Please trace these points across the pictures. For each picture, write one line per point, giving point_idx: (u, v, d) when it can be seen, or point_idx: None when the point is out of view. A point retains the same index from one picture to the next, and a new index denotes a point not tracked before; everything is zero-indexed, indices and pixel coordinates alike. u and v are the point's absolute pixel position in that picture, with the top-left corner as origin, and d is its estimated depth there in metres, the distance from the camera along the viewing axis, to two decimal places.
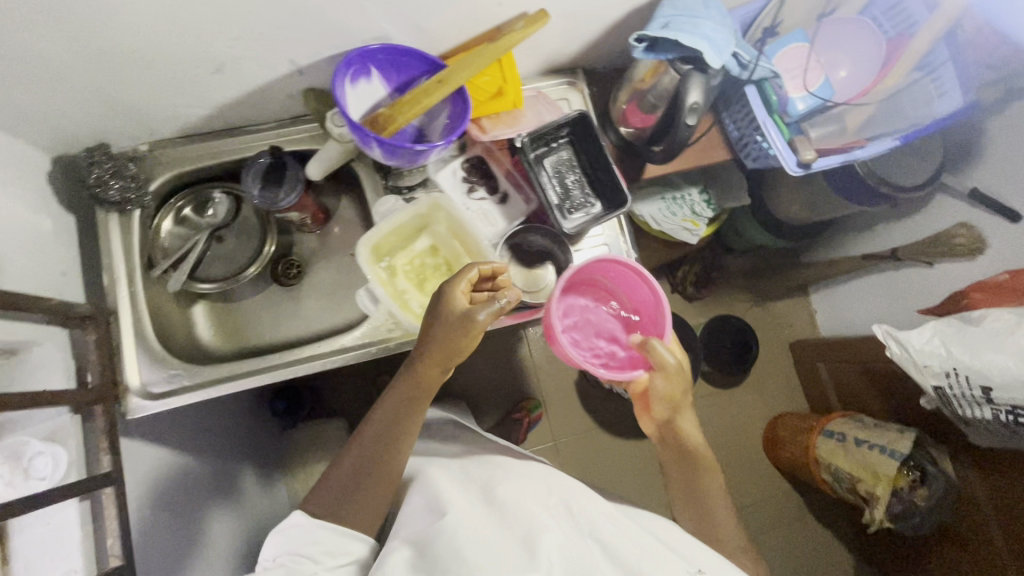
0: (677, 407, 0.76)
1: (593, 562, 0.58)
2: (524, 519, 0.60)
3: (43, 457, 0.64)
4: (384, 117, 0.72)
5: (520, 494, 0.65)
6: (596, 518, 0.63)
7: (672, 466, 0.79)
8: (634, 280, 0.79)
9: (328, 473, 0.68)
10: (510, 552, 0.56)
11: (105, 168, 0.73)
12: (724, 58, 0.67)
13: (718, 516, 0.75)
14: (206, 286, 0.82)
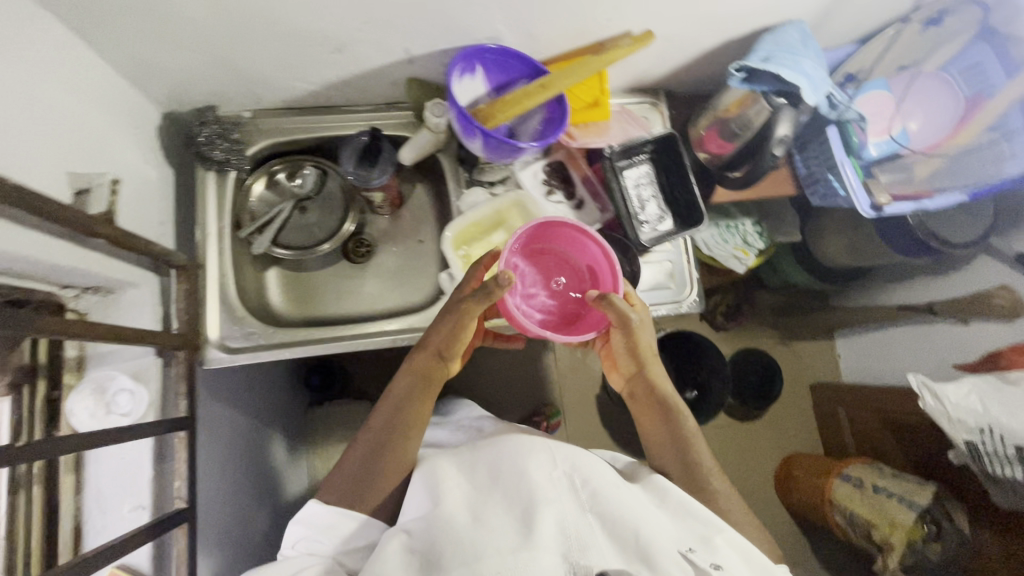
0: (643, 355, 0.76)
1: (595, 539, 0.58)
2: (518, 493, 0.60)
3: (126, 395, 0.68)
4: (485, 112, 0.76)
5: (508, 464, 0.63)
6: (603, 487, 0.61)
7: (645, 417, 0.76)
8: (579, 239, 0.80)
9: (339, 464, 0.69)
10: (499, 535, 0.56)
11: (214, 130, 0.78)
12: (819, 96, 0.71)
13: (700, 459, 0.71)
14: (282, 251, 0.84)
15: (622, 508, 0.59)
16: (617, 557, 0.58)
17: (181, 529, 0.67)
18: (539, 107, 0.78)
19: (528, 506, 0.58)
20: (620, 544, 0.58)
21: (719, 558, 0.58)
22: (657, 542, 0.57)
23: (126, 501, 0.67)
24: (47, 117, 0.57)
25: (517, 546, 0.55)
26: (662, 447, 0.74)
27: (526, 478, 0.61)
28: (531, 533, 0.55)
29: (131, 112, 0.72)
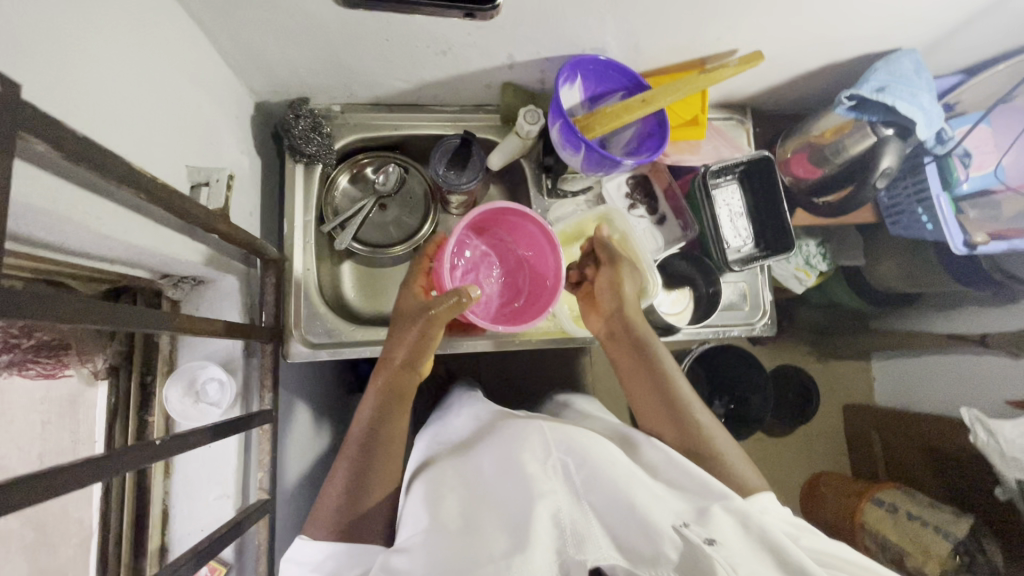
0: (625, 298, 0.77)
1: (590, 528, 0.56)
2: (513, 500, 0.58)
3: (216, 384, 0.68)
4: (582, 124, 0.75)
5: (497, 469, 0.63)
6: (598, 466, 0.60)
7: (627, 356, 0.76)
8: (519, 221, 0.82)
9: (322, 502, 0.65)
10: (491, 542, 0.54)
11: (308, 123, 0.77)
12: (931, 131, 0.70)
13: (684, 398, 0.71)
14: (359, 248, 0.84)
15: (617, 483, 0.58)
16: (612, 547, 0.55)
17: (263, 521, 0.69)
18: (635, 122, 0.77)
19: (521, 505, 0.57)
20: (614, 530, 0.56)
21: (715, 530, 0.54)
22: (652, 515, 0.55)
23: (211, 491, 0.67)
24: (171, 108, 0.57)
25: (507, 548, 0.53)
26: (646, 392, 0.73)
27: (518, 470, 0.61)
28: (524, 538, 0.53)
29: (231, 102, 0.72)
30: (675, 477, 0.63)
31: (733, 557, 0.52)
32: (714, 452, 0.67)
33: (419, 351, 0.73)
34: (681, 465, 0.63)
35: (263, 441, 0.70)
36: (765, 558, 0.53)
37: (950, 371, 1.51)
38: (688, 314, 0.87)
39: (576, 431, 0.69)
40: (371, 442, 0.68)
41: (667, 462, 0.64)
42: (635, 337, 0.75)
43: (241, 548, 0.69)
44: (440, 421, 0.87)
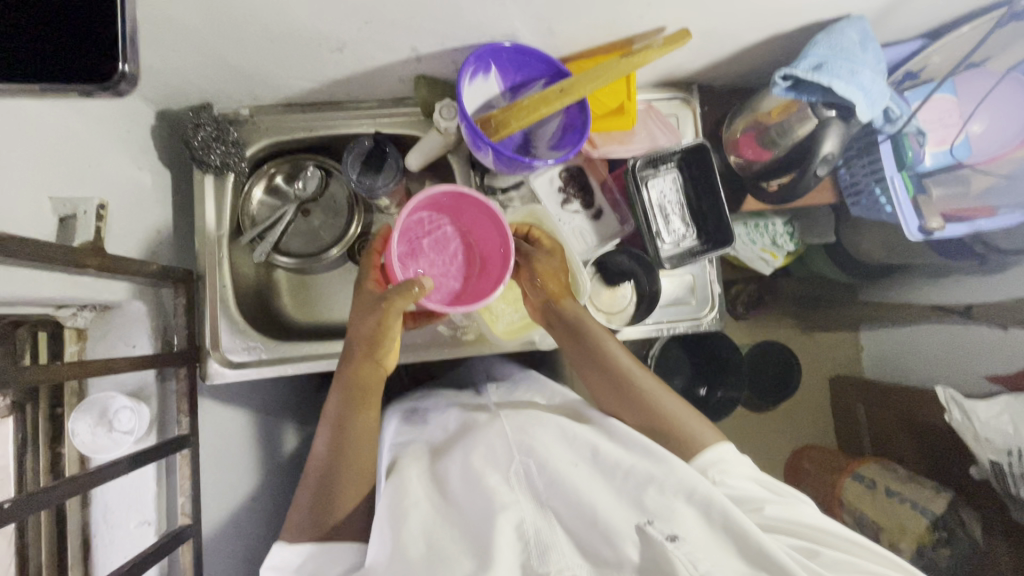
0: (553, 286, 0.76)
1: (554, 537, 0.52)
2: (475, 512, 0.53)
3: (128, 412, 0.66)
4: (496, 120, 0.69)
5: (460, 474, 0.58)
6: (559, 471, 0.56)
7: (568, 347, 0.75)
8: (457, 206, 0.73)
9: (297, 503, 0.64)
10: (456, 568, 0.49)
11: (210, 132, 0.72)
12: (875, 112, 0.64)
13: (625, 373, 0.71)
14: (284, 260, 0.81)
15: (579, 490, 0.54)
16: (580, 555, 0.51)
17: (187, 545, 0.68)
18: (558, 112, 0.71)
19: (482, 522, 0.52)
20: (579, 535, 0.52)
21: (678, 525, 0.51)
22: (614, 521, 0.51)
23: (131, 517, 0.68)
24: (23, 139, 0.53)
25: (473, 573, 0.48)
26: (593, 375, 0.72)
27: (481, 483, 0.55)
28: (489, 559, 0.48)
29: (121, 116, 0.68)
30: (638, 459, 0.58)
31: (696, 550, 0.49)
32: (666, 416, 0.66)
33: (377, 342, 0.67)
34: (645, 442, 0.59)
35: (183, 466, 0.69)
36: (726, 546, 0.51)
37: (934, 342, 1.45)
38: (626, 312, 0.83)
39: (539, 426, 0.63)
40: (338, 443, 0.65)
41: (631, 442, 0.60)
42: (569, 322, 0.74)
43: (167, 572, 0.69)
44: (413, 413, 0.82)
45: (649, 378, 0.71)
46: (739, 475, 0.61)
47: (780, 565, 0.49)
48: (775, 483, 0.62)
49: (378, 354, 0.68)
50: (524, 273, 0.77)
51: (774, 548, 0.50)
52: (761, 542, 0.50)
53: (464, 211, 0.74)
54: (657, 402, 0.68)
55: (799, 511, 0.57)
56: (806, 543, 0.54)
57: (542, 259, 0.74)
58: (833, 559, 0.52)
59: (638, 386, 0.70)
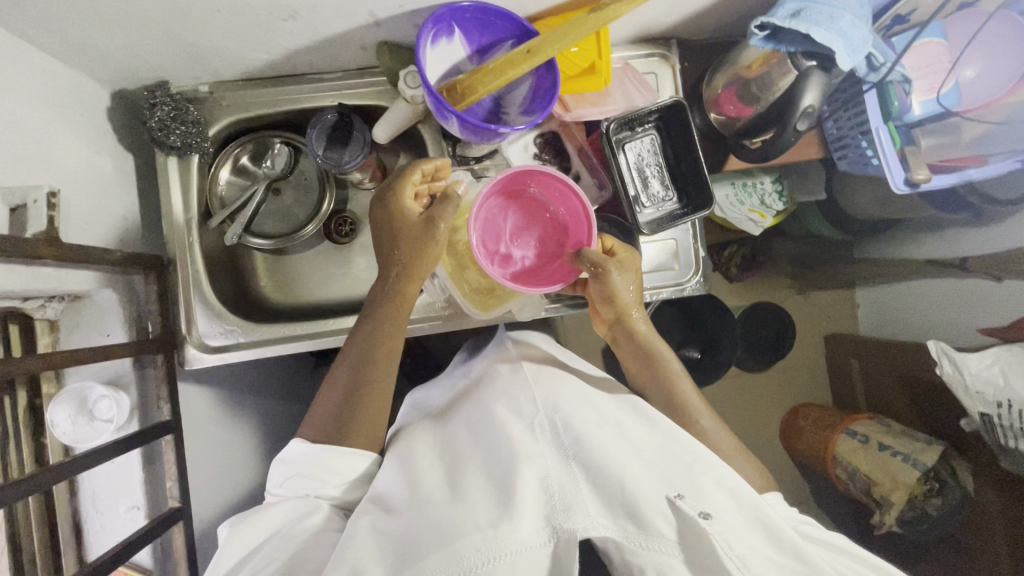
0: (623, 303, 0.73)
1: (578, 495, 0.57)
2: (498, 461, 0.61)
3: (106, 401, 0.67)
4: (462, 86, 0.66)
5: (481, 431, 0.67)
6: (586, 434, 0.62)
7: (630, 362, 0.77)
8: (559, 192, 0.71)
9: (319, 402, 0.68)
10: (477, 510, 0.56)
11: (167, 112, 0.70)
12: (854, 61, 0.60)
13: (691, 411, 0.72)
14: (259, 242, 0.79)
15: (606, 454, 0.59)
16: (603, 513, 0.56)
17: (179, 527, 0.69)
18: (527, 75, 0.68)
19: (507, 471, 0.59)
20: (606, 497, 0.56)
21: (708, 503, 0.55)
22: (643, 493, 0.55)
23: (120, 503, 0.69)
24: None
25: (499, 517, 0.54)
26: (655, 400, 0.75)
27: (505, 434, 0.64)
28: (513, 507, 0.55)
29: (73, 99, 0.65)
30: (663, 441, 0.63)
31: (729, 530, 0.53)
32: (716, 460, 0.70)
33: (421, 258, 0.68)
34: (670, 426, 0.65)
35: (168, 452, 0.70)
36: (755, 529, 0.55)
37: (929, 297, 1.44)
38: None
39: (562, 388, 0.71)
40: (365, 354, 0.68)
41: (654, 420, 0.66)
42: (635, 347, 0.75)
43: (160, 554, 0.70)
44: (428, 384, 0.90)
45: (713, 421, 0.72)
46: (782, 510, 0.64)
47: (796, 548, 0.53)
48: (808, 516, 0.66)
49: (417, 273, 0.69)
50: (594, 288, 0.72)
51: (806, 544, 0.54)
52: (787, 534, 0.54)
53: (566, 200, 0.71)
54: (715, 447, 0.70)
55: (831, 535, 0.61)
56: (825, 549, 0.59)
57: (610, 281, 0.70)
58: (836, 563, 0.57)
59: (702, 427, 0.71)
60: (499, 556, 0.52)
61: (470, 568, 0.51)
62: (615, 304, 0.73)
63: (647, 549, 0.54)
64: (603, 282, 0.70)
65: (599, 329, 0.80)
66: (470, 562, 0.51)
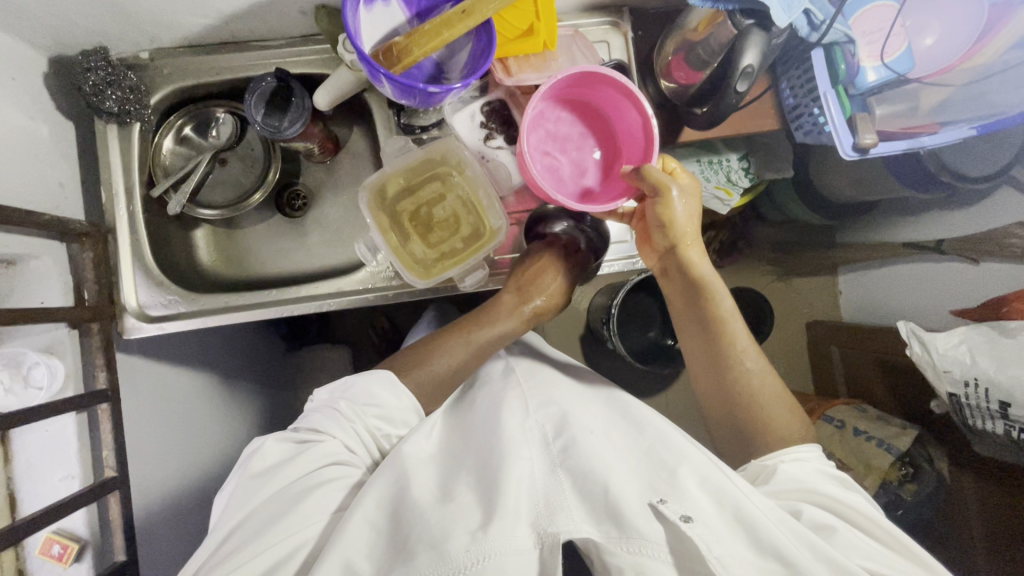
0: (682, 232, 0.74)
1: (563, 502, 0.61)
2: (489, 464, 0.65)
3: (41, 368, 0.66)
4: (398, 49, 0.65)
5: (485, 433, 0.71)
6: (577, 442, 0.67)
7: (675, 295, 0.77)
8: (617, 105, 0.73)
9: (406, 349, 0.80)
10: (465, 514, 0.59)
11: (103, 76, 0.69)
12: (792, 16, 0.59)
13: (735, 354, 0.72)
14: (207, 212, 0.79)
15: (591, 459, 0.64)
16: (586, 519, 0.58)
17: (114, 496, 0.69)
18: (466, 38, 0.67)
19: (494, 473, 0.63)
20: (591, 503, 0.60)
21: (689, 505, 0.56)
22: (626, 497, 0.58)
23: (55, 472, 0.67)
24: None
25: (484, 521, 0.57)
26: (696, 345, 0.75)
27: (499, 438, 0.69)
28: (494, 513, 0.57)
29: (7, 64, 0.64)
30: (651, 445, 0.66)
31: (708, 533, 0.54)
32: (754, 406, 0.71)
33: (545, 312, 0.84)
34: (658, 430, 0.67)
35: (106, 419, 0.69)
36: (736, 531, 0.55)
37: (905, 281, 1.41)
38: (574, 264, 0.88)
39: (555, 398, 0.77)
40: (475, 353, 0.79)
41: (642, 426, 0.69)
42: (686, 281, 0.75)
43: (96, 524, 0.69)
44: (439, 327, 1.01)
45: (755, 358, 0.72)
46: (807, 465, 0.65)
47: (776, 550, 0.53)
48: (838, 470, 0.67)
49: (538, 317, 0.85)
50: (652, 212, 0.73)
51: (787, 543, 0.53)
52: (769, 530, 0.53)
53: (625, 114, 0.73)
54: (754, 390, 0.71)
55: (849, 496, 0.62)
56: (849, 525, 0.60)
57: (672, 203, 0.70)
58: (850, 536, 0.57)
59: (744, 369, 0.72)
60: (487, 555, 0.54)
61: (458, 568, 0.54)
62: (672, 231, 0.74)
63: (628, 552, 0.55)
64: (661, 204, 0.71)
65: (651, 267, 0.81)
66: (459, 563, 0.54)
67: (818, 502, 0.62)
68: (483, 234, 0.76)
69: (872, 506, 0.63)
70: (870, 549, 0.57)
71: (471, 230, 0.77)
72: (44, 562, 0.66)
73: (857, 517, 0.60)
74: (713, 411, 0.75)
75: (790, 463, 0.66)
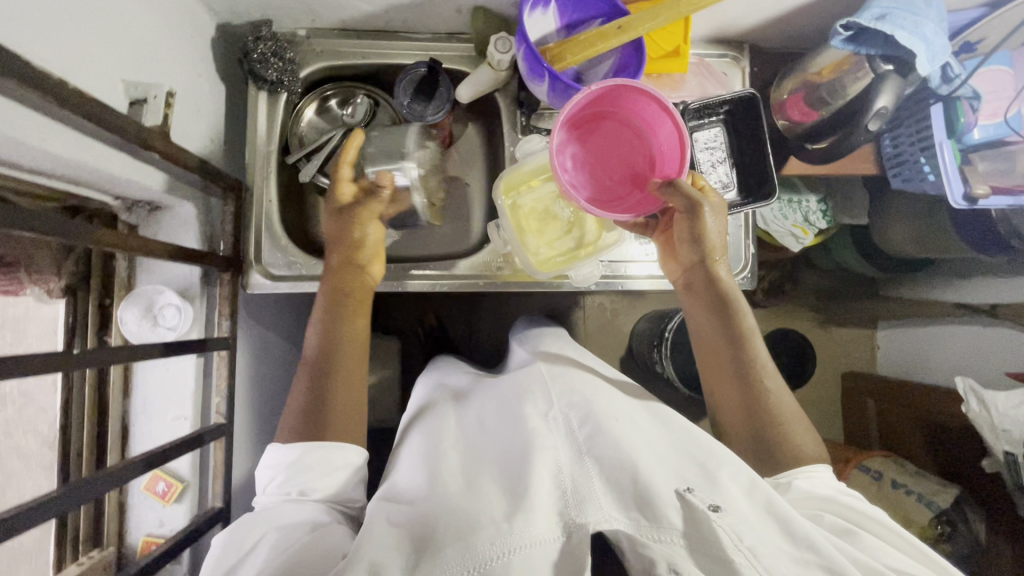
0: (712, 248, 0.70)
1: (591, 489, 0.52)
2: (513, 456, 0.57)
3: (173, 309, 0.69)
4: (552, 54, 0.70)
5: (493, 421, 0.65)
6: (603, 425, 0.58)
7: (698, 311, 0.72)
8: (655, 120, 0.66)
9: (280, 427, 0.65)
10: (490, 504, 0.51)
11: (269, 47, 0.74)
12: (932, 67, 0.64)
13: (755, 368, 0.67)
14: (329, 182, 0.82)
15: (618, 444, 0.55)
16: (614, 507, 0.50)
17: (219, 442, 0.71)
18: (612, 53, 0.72)
19: (520, 460, 0.56)
20: (619, 491, 0.51)
21: (720, 497, 0.49)
22: (653, 483, 0.50)
23: (168, 411, 0.70)
24: (107, 23, 0.55)
25: (508, 510, 0.50)
26: (719, 372, 0.69)
27: (522, 426, 0.60)
28: (522, 504, 0.50)
29: (188, 23, 0.69)
30: (677, 438, 0.59)
31: (740, 524, 0.46)
32: (775, 422, 0.64)
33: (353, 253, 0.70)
34: (687, 428, 0.60)
35: (222, 365, 0.71)
36: (769, 522, 0.47)
37: (951, 341, 1.44)
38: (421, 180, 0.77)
39: (575, 378, 0.68)
40: (325, 383, 0.65)
41: (669, 420, 0.63)
42: (712, 296, 0.70)
43: (198, 466, 0.71)
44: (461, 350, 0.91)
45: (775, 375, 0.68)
46: (823, 478, 0.60)
47: (813, 544, 0.45)
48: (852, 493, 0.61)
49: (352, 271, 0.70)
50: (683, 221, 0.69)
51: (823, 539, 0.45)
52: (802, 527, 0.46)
53: (661, 130, 0.66)
54: (774, 410, 0.65)
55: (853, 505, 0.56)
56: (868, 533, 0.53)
57: (703, 219, 0.66)
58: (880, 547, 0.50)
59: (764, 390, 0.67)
60: (510, 551, 0.47)
61: (483, 563, 0.46)
62: (702, 246, 0.70)
63: (657, 543, 0.47)
64: (693, 220, 0.67)
65: (671, 278, 0.76)
66: (485, 556, 0.47)
67: (842, 516, 0.56)
68: (588, 244, 0.77)
69: (887, 516, 0.56)
70: (900, 559, 0.49)
71: (581, 239, 0.77)
72: (147, 497, 0.70)
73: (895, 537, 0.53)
74: (738, 435, 0.67)
75: (805, 479, 0.59)
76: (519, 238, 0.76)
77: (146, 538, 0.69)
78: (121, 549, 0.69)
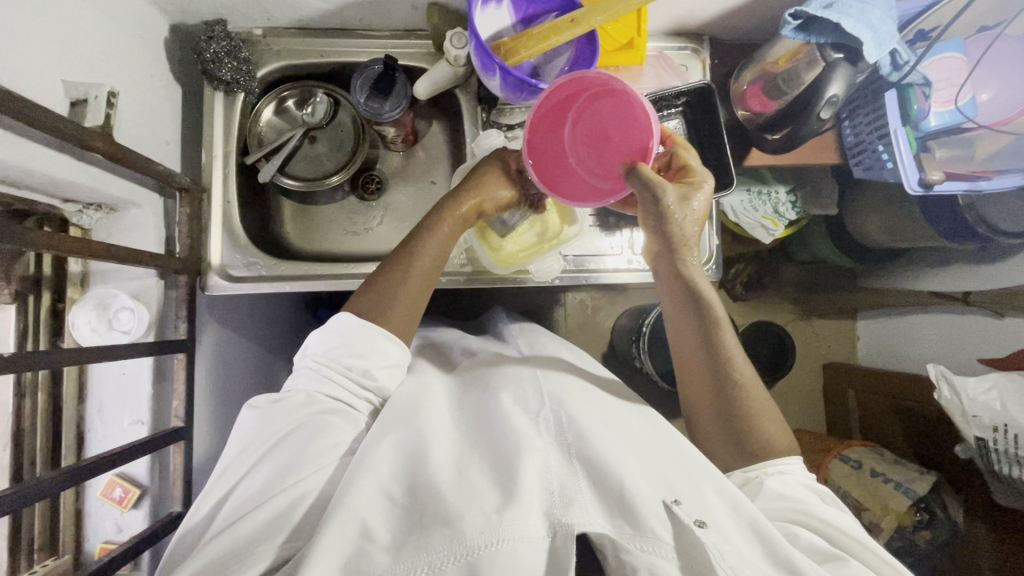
0: (682, 237, 0.65)
1: (578, 492, 0.51)
2: (502, 447, 0.55)
3: (128, 313, 0.69)
4: (507, 47, 0.68)
5: (483, 410, 0.63)
6: (591, 431, 0.57)
7: (670, 301, 0.67)
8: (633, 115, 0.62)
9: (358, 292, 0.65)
10: (484, 494, 0.49)
11: (223, 47, 0.73)
12: (882, 53, 0.64)
13: (730, 368, 0.63)
14: (290, 182, 0.82)
15: (606, 451, 0.54)
16: (601, 511, 0.50)
17: (178, 446, 0.70)
18: (568, 46, 0.72)
19: (510, 453, 0.54)
20: (604, 496, 0.51)
21: (705, 510, 0.50)
22: (639, 491, 0.50)
23: (125, 416, 0.69)
24: (45, 23, 0.54)
25: (501, 503, 0.48)
26: (695, 371, 0.65)
27: (510, 423, 0.58)
28: (514, 495, 0.48)
29: (138, 24, 0.68)
30: (667, 443, 0.58)
31: (723, 541, 0.48)
32: (748, 420, 0.63)
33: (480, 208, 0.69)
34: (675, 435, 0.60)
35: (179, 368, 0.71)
36: (753, 544, 0.49)
37: (926, 329, 1.45)
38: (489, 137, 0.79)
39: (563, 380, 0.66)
40: (404, 268, 0.64)
41: (658, 424, 0.63)
42: (683, 288, 0.65)
43: (157, 471, 0.70)
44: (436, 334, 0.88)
45: (746, 362, 0.65)
46: (796, 477, 0.61)
47: (794, 568, 0.47)
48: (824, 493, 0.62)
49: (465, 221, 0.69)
50: (645, 208, 0.63)
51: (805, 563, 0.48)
52: (786, 552, 0.48)
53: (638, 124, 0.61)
54: (750, 411, 0.63)
55: (829, 514, 0.57)
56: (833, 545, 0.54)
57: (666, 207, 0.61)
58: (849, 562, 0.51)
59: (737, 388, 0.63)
60: (500, 541, 0.46)
61: (472, 550, 0.45)
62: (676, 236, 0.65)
63: (641, 551, 0.48)
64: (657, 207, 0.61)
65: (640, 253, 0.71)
66: (473, 544, 0.46)
67: (815, 529, 0.56)
68: (554, 238, 0.78)
69: (859, 528, 0.57)
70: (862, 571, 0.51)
71: (545, 233, 0.78)
72: (104, 504, 0.69)
73: (855, 548, 0.54)
74: (713, 436, 0.65)
75: (776, 479, 0.60)
76: (482, 235, 0.78)
77: (104, 546, 0.68)
78: (79, 557, 0.68)
